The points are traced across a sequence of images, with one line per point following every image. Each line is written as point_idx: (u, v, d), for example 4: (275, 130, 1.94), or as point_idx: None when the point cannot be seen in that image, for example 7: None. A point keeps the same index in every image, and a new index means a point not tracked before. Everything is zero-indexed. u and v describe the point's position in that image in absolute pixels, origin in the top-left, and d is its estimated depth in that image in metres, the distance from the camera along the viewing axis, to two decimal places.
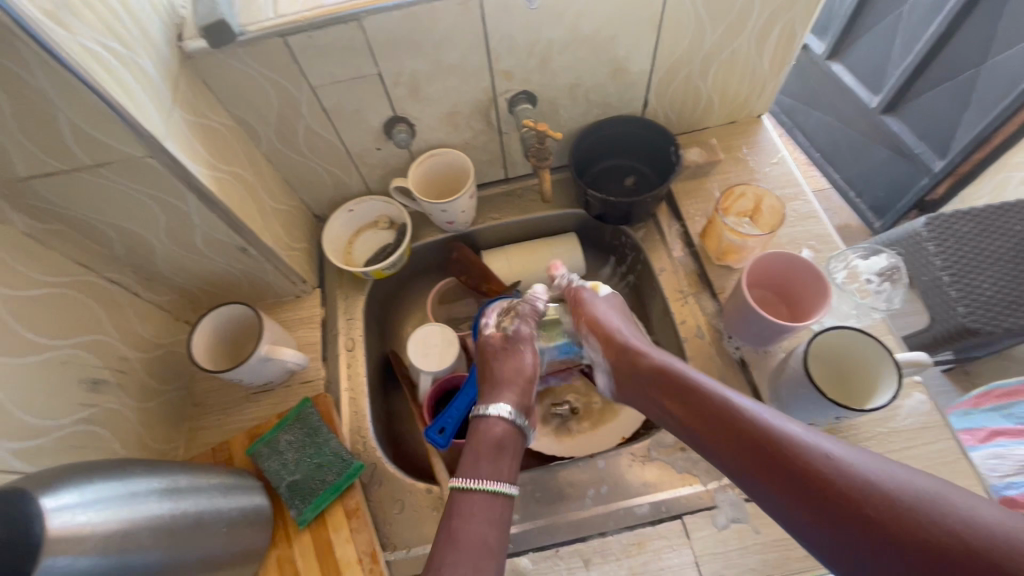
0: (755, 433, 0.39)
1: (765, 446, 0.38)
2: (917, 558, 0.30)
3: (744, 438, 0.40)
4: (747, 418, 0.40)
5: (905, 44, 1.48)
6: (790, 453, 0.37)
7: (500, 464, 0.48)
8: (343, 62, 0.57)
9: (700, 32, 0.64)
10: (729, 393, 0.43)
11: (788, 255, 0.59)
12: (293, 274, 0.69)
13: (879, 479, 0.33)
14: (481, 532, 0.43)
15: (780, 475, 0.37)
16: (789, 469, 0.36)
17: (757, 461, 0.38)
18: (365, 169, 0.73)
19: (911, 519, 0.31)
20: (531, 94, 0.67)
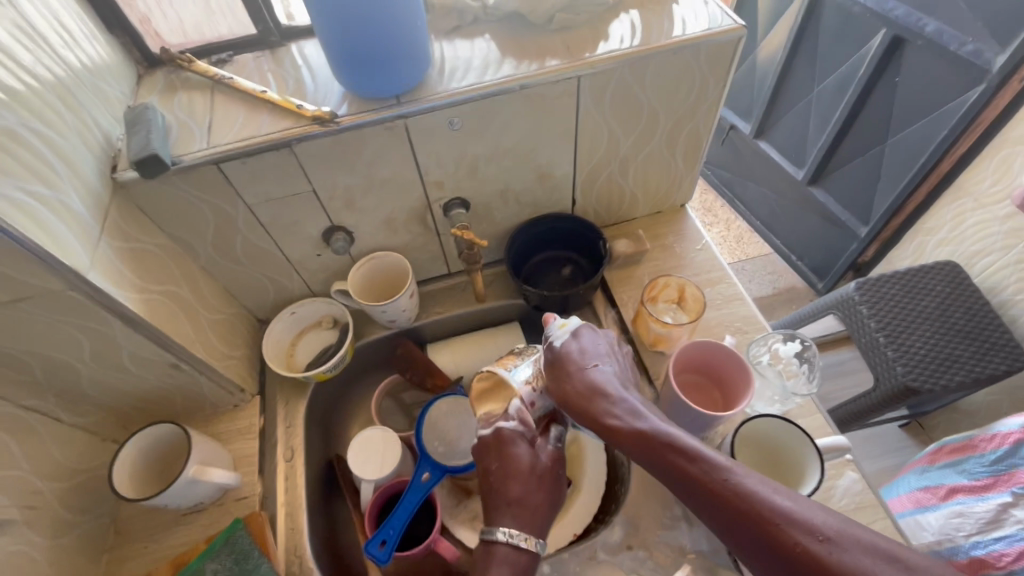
0: (731, 515, 0.40)
1: (725, 501, 0.41)
2: None
3: (710, 494, 0.42)
4: (729, 478, 0.41)
5: (819, 124, 1.62)
6: (731, 496, 0.41)
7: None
8: (277, 183, 0.60)
9: (613, 140, 0.70)
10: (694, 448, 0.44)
11: (707, 342, 0.62)
12: (229, 385, 0.68)
13: (807, 524, 0.38)
14: None
15: (738, 525, 0.40)
16: (752, 528, 0.39)
17: (728, 528, 0.41)
18: (306, 273, 0.74)
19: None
20: (464, 200, 0.71)
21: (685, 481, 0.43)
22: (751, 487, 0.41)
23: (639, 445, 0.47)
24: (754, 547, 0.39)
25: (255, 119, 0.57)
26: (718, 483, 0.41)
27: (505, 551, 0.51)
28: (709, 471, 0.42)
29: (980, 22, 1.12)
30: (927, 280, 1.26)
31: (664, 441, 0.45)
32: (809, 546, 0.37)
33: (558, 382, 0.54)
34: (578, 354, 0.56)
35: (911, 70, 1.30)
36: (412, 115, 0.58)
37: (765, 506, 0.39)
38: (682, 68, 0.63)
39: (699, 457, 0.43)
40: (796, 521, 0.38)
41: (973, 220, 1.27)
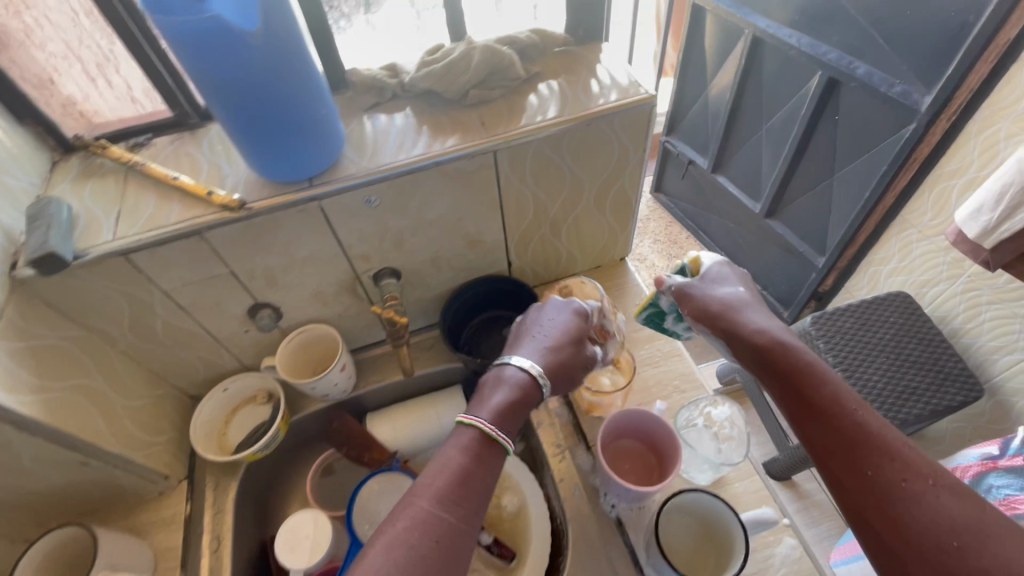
0: (845, 436, 0.43)
1: (829, 414, 0.45)
2: (890, 516, 0.40)
3: (814, 393, 0.46)
4: (846, 410, 0.44)
5: (770, 158, 1.66)
6: (853, 418, 0.44)
7: (435, 471, 0.46)
8: (192, 268, 0.59)
9: (540, 204, 0.70)
10: (819, 373, 0.47)
11: (631, 411, 0.63)
12: (151, 473, 0.65)
13: (905, 460, 0.41)
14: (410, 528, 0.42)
15: (844, 442, 0.43)
16: (851, 446, 0.43)
17: (817, 413, 0.45)
18: (237, 349, 0.73)
19: (931, 523, 0.38)
20: (394, 269, 0.70)
21: (802, 389, 0.47)
22: (872, 420, 0.44)
23: (758, 348, 0.51)
24: (848, 465, 0.42)
25: (165, 206, 0.57)
26: (833, 404, 0.45)
27: (522, 373, 0.53)
28: (833, 399, 0.45)
29: (906, 65, 1.16)
30: (879, 311, 1.28)
31: (787, 355, 0.49)
32: (907, 480, 0.40)
33: (693, 300, 0.59)
34: (710, 291, 0.59)
35: (849, 108, 1.34)
36: (323, 197, 0.57)
37: (883, 438, 0.43)
38: (598, 136, 0.64)
39: (824, 384, 0.46)
40: (906, 456, 0.42)
41: (920, 251, 1.31)
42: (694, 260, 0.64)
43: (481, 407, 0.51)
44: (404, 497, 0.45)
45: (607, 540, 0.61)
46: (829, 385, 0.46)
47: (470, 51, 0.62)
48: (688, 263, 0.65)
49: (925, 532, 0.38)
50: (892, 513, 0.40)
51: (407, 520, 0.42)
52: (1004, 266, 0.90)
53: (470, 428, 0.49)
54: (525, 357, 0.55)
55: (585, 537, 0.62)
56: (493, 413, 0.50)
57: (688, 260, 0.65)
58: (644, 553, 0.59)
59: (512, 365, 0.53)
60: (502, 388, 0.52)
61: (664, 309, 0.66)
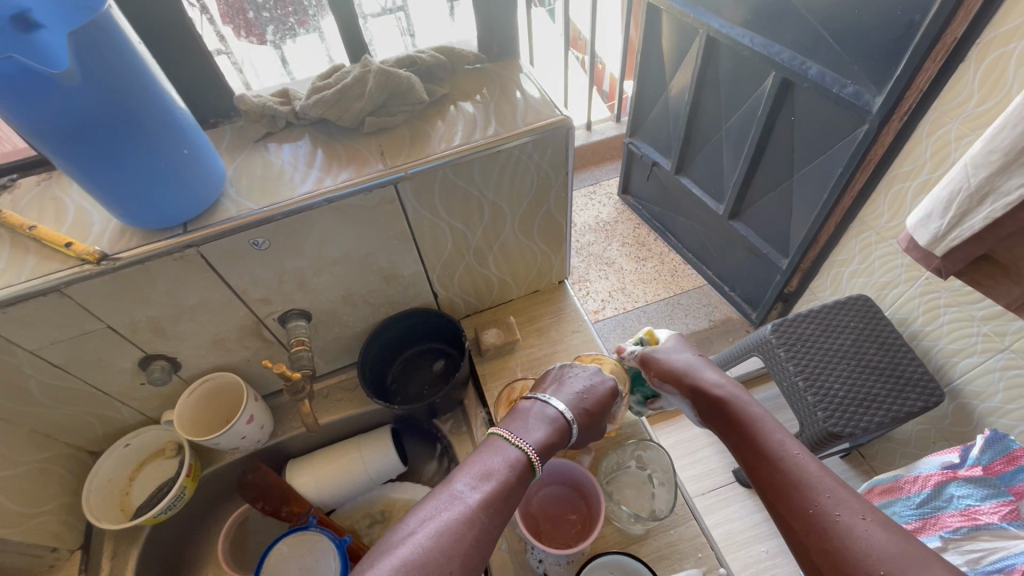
0: (781, 478, 0.41)
1: (765, 456, 0.43)
2: (827, 554, 0.37)
3: (752, 436, 0.45)
4: (780, 451, 0.42)
5: (731, 159, 1.63)
6: (785, 458, 0.42)
7: (477, 476, 0.43)
8: (59, 325, 0.53)
9: (459, 234, 0.65)
10: (758, 416, 0.46)
11: (562, 464, 0.59)
12: (33, 547, 0.59)
13: (836, 495, 0.39)
14: (453, 528, 0.39)
15: (778, 482, 0.41)
16: (785, 486, 0.41)
17: (755, 456, 0.43)
18: (135, 403, 0.67)
19: (863, 557, 0.35)
20: (302, 310, 0.65)
21: (741, 433, 0.45)
22: (806, 458, 0.42)
23: (704, 398, 0.50)
24: (787, 504, 0.40)
25: (20, 260, 0.51)
26: (769, 447, 0.43)
27: (557, 413, 0.50)
28: (769, 440, 0.44)
29: (856, 65, 1.13)
30: (837, 317, 1.26)
31: (731, 406, 0.48)
32: (838, 515, 0.38)
33: (648, 364, 0.56)
34: (665, 353, 0.56)
35: (803, 109, 1.31)
36: (199, 242, 0.52)
37: (815, 473, 0.40)
38: (512, 162, 0.60)
39: (762, 428, 0.45)
40: (839, 490, 0.39)
41: (879, 253, 1.29)
42: (651, 332, 0.59)
43: (523, 436, 0.48)
44: (443, 488, 0.43)
45: None
46: (765, 428, 0.45)
47: (364, 75, 0.56)
48: (645, 335, 0.60)
49: (862, 571, 0.35)
50: (828, 551, 0.37)
51: (453, 512, 0.40)
52: (956, 276, 0.74)
53: (511, 451, 0.46)
54: (563, 398, 0.52)
55: None
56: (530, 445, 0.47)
57: (645, 332, 0.60)
58: None
59: (551, 402, 0.51)
60: (540, 423, 0.49)
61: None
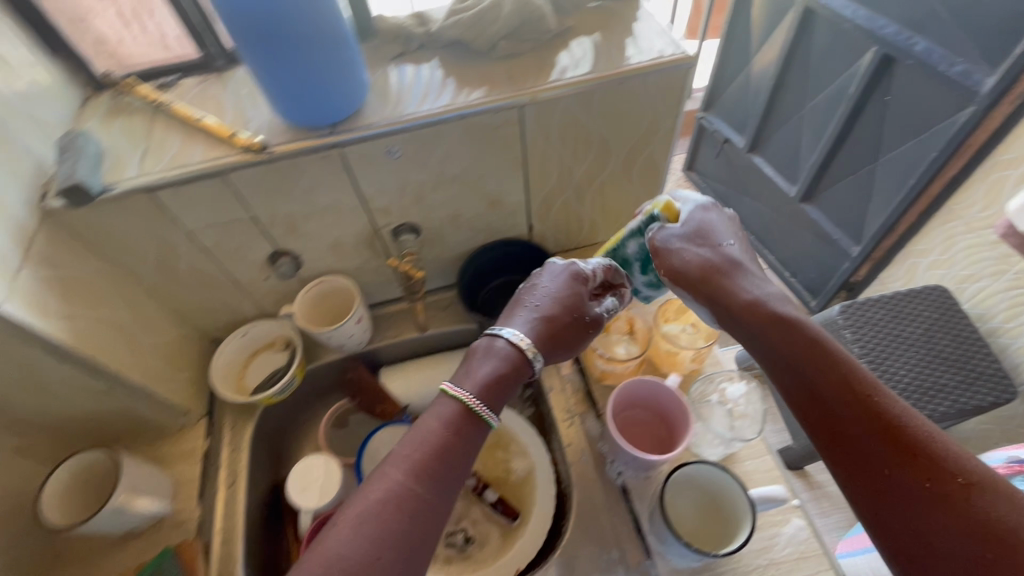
0: (861, 431, 0.38)
1: (842, 401, 0.40)
2: (914, 518, 0.36)
3: (825, 377, 0.41)
4: (864, 398, 0.39)
5: (811, 140, 1.58)
6: (871, 407, 0.39)
7: (414, 445, 0.46)
8: (215, 210, 0.60)
9: (566, 167, 0.68)
10: (832, 352, 0.42)
11: (654, 383, 0.61)
12: (172, 408, 0.68)
13: (931, 455, 0.37)
14: (371, 506, 0.42)
15: (862, 435, 0.38)
16: (869, 441, 0.38)
17: (831, 401, 0.40)
18: (256, 296, 0.74)
19: (956, 526, 0.34)
20: (413, 225, 0.70)
21: (813, 373, 0.41)
22: (898, 405, 0.39)
23: (761, 321, 0.45)
24: (868, 458, 0.38)
25: (190, 146, 0.57)
26: (847, 390, 0.40)
27: (509, 344, 0.52)
28: (853, 380, 0.40)
29: (970, 43, 1.08)
30: (912, 305, 1.22)
31: (801, 335, 0.43)
32: (931, 478, 0.36)
33: (665, 264, 0.52)
34: (702, 253, 0.51)
35: (902, 87, 1.26)
36: (345, 143, 0.57)
37: (912, 427, 0.38)
38: (630, 96, 0.62)
39: (834, 368, 0.41)
40: (938, 449, 0.37)
41: (964, 244, 1.24)
42: (665, 204, 0.54)
43: (467, 377, 0.51)
44: (388, 460, 0.45)
45: (611, 505, 0.61)
46: (845, 365, 0.41)
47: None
48: (660, 211, 0.54)
49: (951, 539, 0.34)
50: (914, 515, 0.36)
51: (381, 492, 0.43)
52: None
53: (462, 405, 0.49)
54: (514, 327, 0.53)
55: (589, 500, 0.62)
56: (476, 391, 0.50)
57: (660, 206, 0.55)
58: (647, 521, 0.59)
59: (500, 336, 0.53)
60: (477, 364, 0.52)
61: (631, 256, 0.60)
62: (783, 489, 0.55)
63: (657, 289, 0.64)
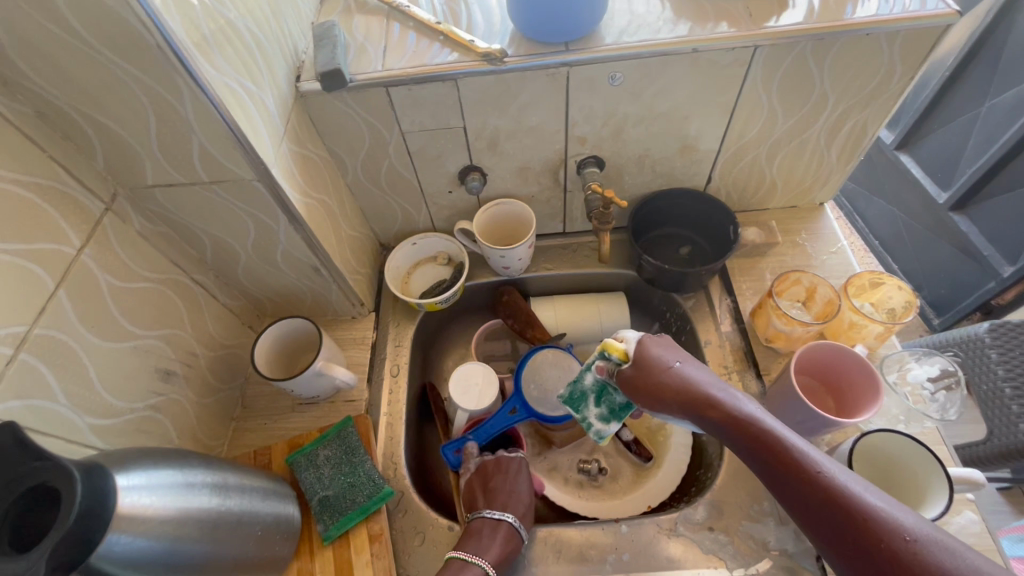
0: (823, 518, 0.38)
1: (800, 486, 0.39)
2: None
3: (780, 461, 0.40)
4: (812, 475, 0.39)
5: (980, 142, 1.31)
6: (821, 487, 0.38)
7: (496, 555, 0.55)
8: (434, 115, 0.63)
9: (771, 120, 0.66)
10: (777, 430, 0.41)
11: (838, 348, 0.59)
12: (353, 296, 0.74)
13: (889, 524, 0.35)
14: None
15: (829, 520, 0.37)
16: (840, 526, 0.37)
17: (794, 493, 0.39)
18: (434, 208, 0.78)
19: None
20: (599, 158, 0.70)
21: (770, 461, 0.41)
22: (830, 474, 0.38)
23: (716, 421, 0.44)
24: (833, 537, 0.37)
25: (427, 49, 0.60)
26: (805, 475, 0.39)
27: (501, 526, 0.57)
28: (781, 457, 0.40)
29: None
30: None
31: (751, 427, 0.43)
32: (894, 548, 0.34)
33: (647, 376, 0.49)
34: (653, 363, 0.50)
35: None
36: (576, 63, 0.57)
37: (842, 496, 0.37)
38: (873, 51, 0.58)
39: (788, 450, 0.40)
40: (876, 518, 0.36)
41: None
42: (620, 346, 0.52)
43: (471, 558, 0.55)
44: (470, 566, 0.54)
45: None
46: (775, 440, 0.41)
47: None
48: (610, 352, 0.53)
49: None
50: None
51: None
52: None
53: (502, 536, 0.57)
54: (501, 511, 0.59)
55: None
56: (509, 532, 0.57)
57: (608, 347, 0.53)
58: None
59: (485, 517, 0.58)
60: (493, 537, 0.56)
61: (587, 388, 0.58)
62: (981, 474, 0.51)
63: (609, 424, 0.57)
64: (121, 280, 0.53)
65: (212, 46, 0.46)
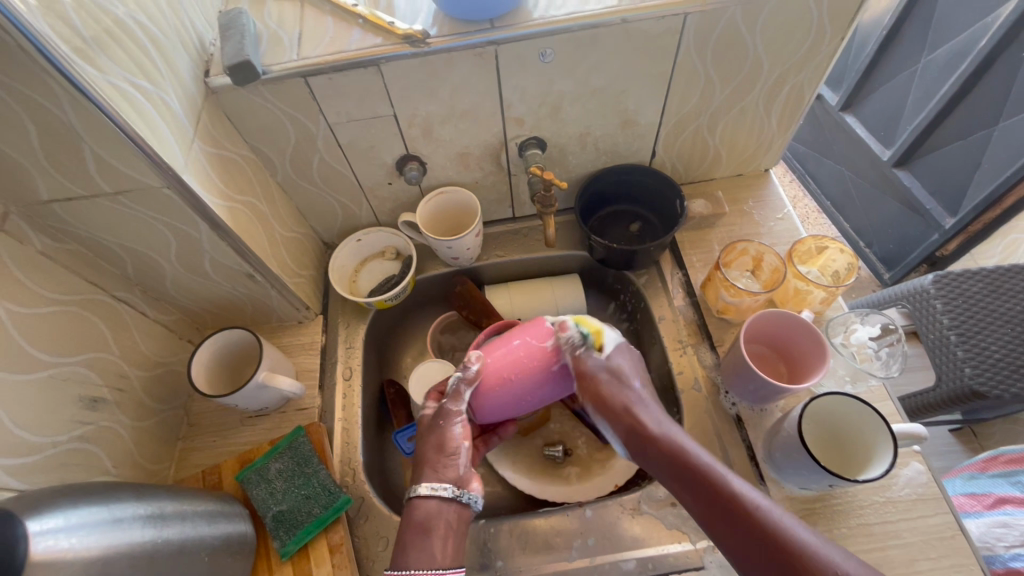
0: (781, 563, 0.37)
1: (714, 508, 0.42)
2: None
3: (701, 484, 0.43)
4: (759, 515, 0.39)
5: (918, 100, 1.34)
6: (764, 531, 0.39)
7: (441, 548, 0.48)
8: (361, 104, 0.59)
9: (709, 89, 0.65)
10: (703, 455, 0.44)
11: (785, 314, 0.59)
12: (296, 301, 0.71)
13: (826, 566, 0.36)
14: None
15: (752, 543, 0.39)
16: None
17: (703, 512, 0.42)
18: (376, 201, 0.75)
19: None
20: (541, 140, 0.68)
21: (697, 489, 0.43)
22: (791, 531, 0.38)
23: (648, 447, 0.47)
24: (763, 567, 0.38)
25: (346, 34, 0.56)
26: (754, 520, 0.39)
27: (420, 505, 0.50)
28: (741, 512, 0.40)
29: None
30: (967, 284, 0.96)
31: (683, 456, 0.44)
32: None
33: (589, 388, 0.51)
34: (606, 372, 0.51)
35: None
36: (503, 41, 0.55)
37: (805, 556, 0.37)
38: (804, 13, 0.57)
39: (714, 476, 0.42)
40: (800, 552, 0.37)
41: None
42: (597, 330, 0.53)
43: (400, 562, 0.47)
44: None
45: (723, 430, 0.62)
46: (736, 493, 0.41)
47: None
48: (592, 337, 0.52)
49: None
50: None
51: None
52: None
53: (436, 527, 0.49)
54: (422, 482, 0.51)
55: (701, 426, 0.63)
56: (455, 513, 0.50)
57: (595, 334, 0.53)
58: (761, 450, 0.60)
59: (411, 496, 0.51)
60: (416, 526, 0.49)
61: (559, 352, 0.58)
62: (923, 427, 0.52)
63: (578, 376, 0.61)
64: (25, 306, 0.48)
65: (90, 41, 0.41)
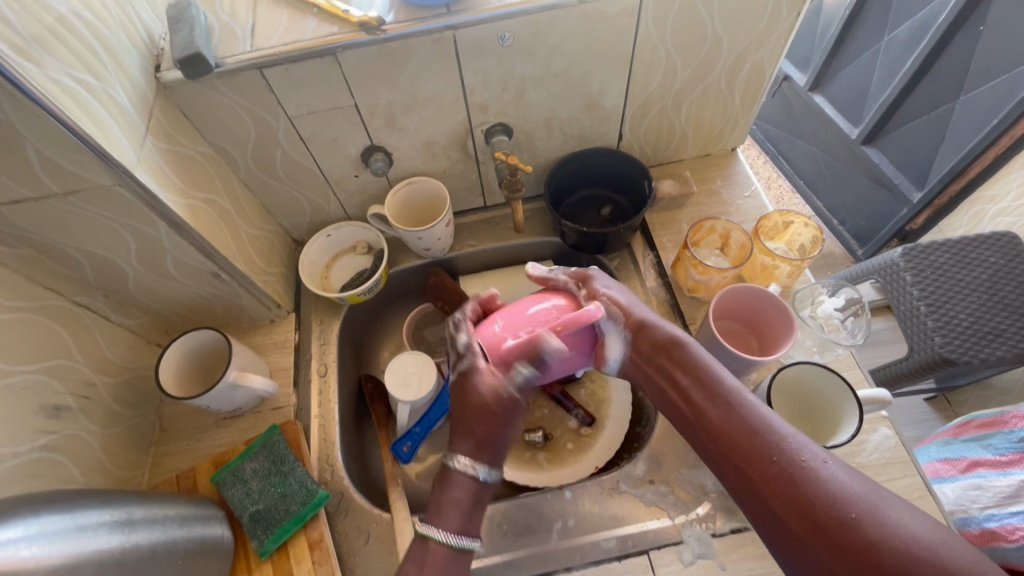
0: (749, 441, 0.42)
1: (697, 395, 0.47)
2: (793, 498, 0.39)
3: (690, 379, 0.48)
4: (741, 404, 0.45)
5: (882, 77, 1.36)
6: (736, 415, 0.44)
7: (468, 517, 0.48)
8: (320, 95, 0.58)
9: (671, 70, 0.65)
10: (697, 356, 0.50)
11: (753, 288, 0.59)
12: (267, 300, 0.70)
13: (793, 447, 0.41)
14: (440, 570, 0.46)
15: (726, 429, 0.44)
16: (755, 449, 0.42)
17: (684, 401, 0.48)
18: (343, 195, 0.74)
19: (827, 495, 0.38)
20: (507, 126, 0.68)
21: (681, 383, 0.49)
22: (767, 420, 0.43)
23: (647, 354, 0.52)
24: (730, 446, 0.44)
25: (301, 23, 0.55)
26: (729, 407, 0.45)
27: (460, 476, 0.49)
28: (722, 401, 0.46)
29: None
30: (932, 255, 0.98)
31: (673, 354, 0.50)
32: (797, 464, 0.40)
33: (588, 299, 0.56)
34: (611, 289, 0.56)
35: None
36: (460, 26, 0.54)
37: (772, 436, 0.42)
38: None
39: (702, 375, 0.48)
40: (766, 433, 0.42)
41: None
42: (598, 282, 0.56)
43: (435, 512, 0.48)
44: (439, 547, 0.46)
45: None
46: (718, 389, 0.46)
47: None
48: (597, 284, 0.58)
49: (820, 507, 0.38)
50: (788, 485, 0.39)
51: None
52: None
53: (467, 501, 0.49)
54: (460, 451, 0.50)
55: None
56: (477, 487, 0.49)
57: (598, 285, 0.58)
58: None
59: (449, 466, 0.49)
60: (454, 496, 0.49)
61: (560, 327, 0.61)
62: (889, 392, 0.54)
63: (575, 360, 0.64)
64: None
65: (30, 38, 0.40)
